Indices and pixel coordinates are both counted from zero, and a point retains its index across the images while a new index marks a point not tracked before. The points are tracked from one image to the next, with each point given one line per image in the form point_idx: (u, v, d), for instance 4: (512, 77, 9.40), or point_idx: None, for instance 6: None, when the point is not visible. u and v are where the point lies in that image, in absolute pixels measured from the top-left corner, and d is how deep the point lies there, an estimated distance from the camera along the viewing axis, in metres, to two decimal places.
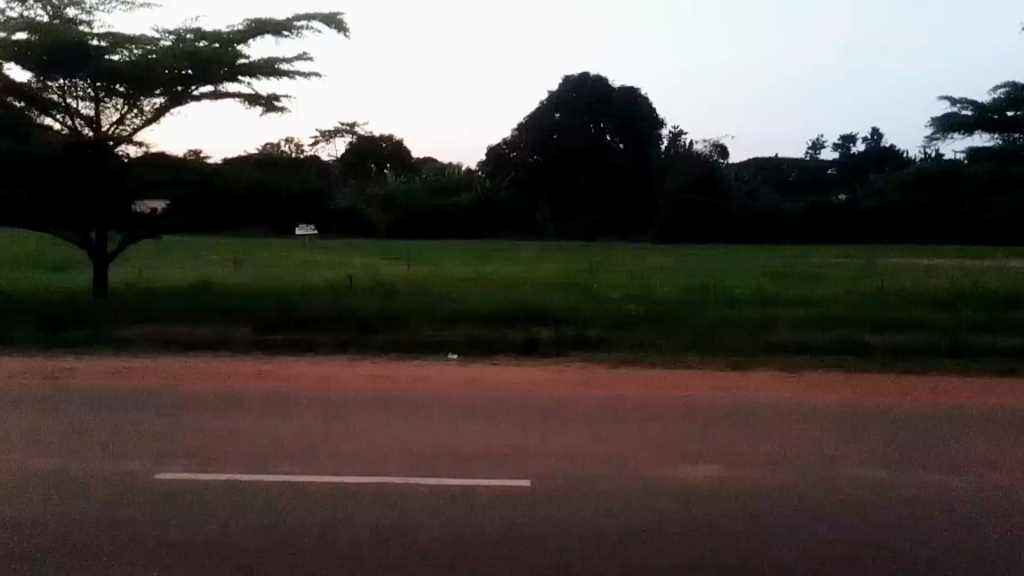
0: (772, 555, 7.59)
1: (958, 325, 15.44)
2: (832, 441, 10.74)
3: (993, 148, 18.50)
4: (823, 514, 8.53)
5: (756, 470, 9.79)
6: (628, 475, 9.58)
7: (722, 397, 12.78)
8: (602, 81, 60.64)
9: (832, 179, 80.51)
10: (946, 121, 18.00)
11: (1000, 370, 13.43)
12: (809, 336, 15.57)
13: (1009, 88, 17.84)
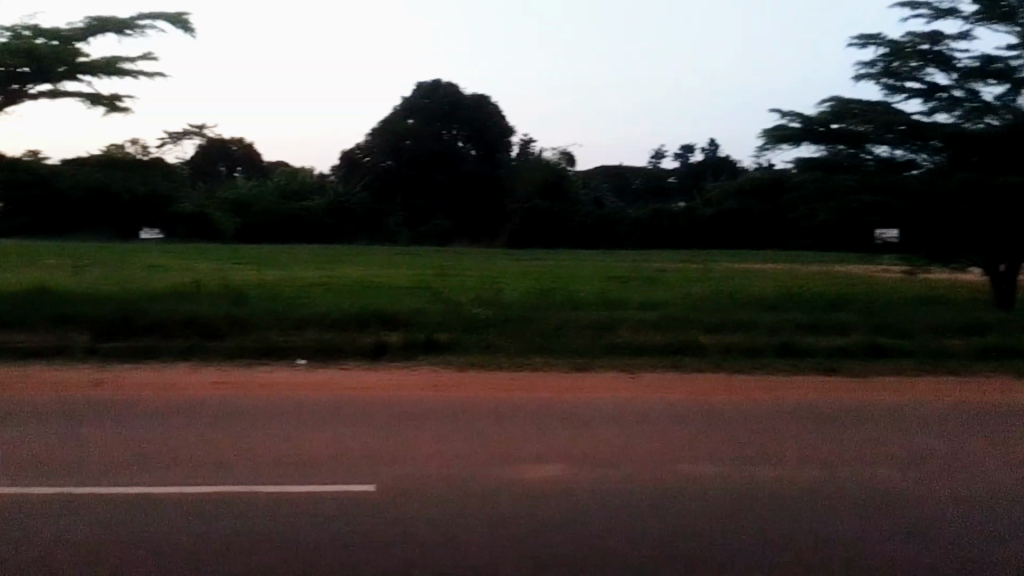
0: (624, 532, 7.34)
1: (784, 328, 15.39)
2: (680, 427, 10.35)
3: (819, 160, 18.71)
4: (686, 470, 8.82)
5: (599, 462, 9.17)
6: (468, 478, 8.75)
7: (564, 395, 12.13)
8: (453, 88, 67.01)
9: (674, 187, 81.72)
10: (776, 131, 18.80)
11: (821, 369, 13.06)
12: (654, 335, 15.38)
13: (834, 102, 18.31)
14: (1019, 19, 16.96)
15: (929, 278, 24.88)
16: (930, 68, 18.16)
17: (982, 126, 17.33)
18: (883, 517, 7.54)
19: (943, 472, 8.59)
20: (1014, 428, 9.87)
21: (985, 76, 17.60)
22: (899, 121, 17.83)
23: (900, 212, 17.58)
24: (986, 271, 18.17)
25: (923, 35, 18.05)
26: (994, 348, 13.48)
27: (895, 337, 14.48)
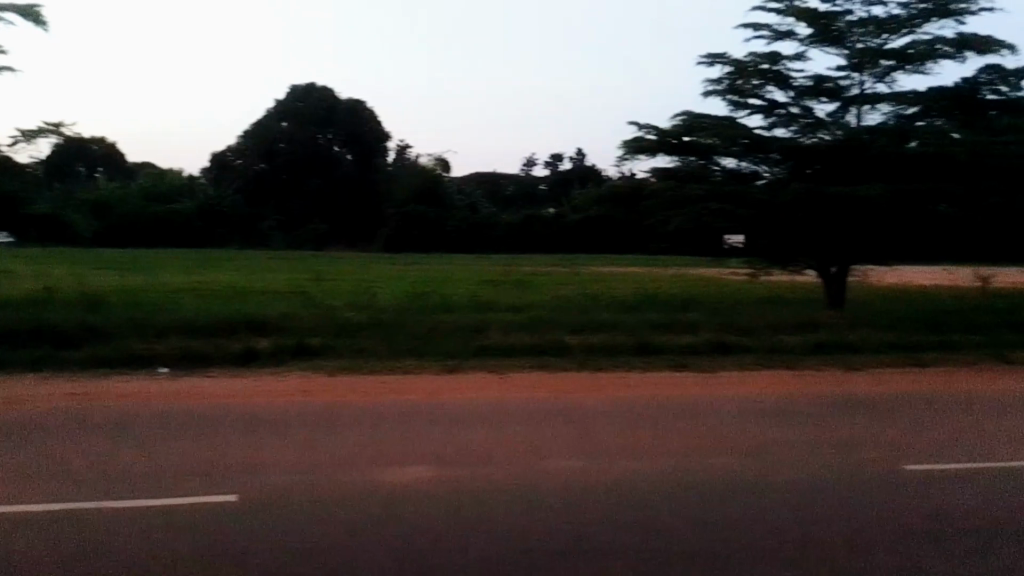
0: (489, 523, 7.58)
1: (646, 328, 16.26)
2: (547, 424, 10.78)
3: (673, 169, 19.86)
4: (548, 465, 9.19)
5: (468, 460, 9.39)
6: (338, 479, 8.78)
7: (435, 397, 12.41)
8: (327, 91, 66.09)
9: (544, 194, 83.68)
10: (634, 142, 19.77)
11: (676, 365, 14.00)
12: (521, 337, 15.91)
13: (686, 115, 19.48)
14: (847, 43, 18.67)
15: (776, 280, 26.85)
16: (770, 86, 19.68)
17: (815, 141, 18.71)
18: (724, 499, 8.15)
19: (778, 457, 9.35)
20: (839, 414, 10.90)
21: (818, 94, 19.21)
22: (743, 135, 18.96)
23: (746, 218, 18.80)
24: (820, 272, 19.80)
25: (763, 55, 19.53)
26: (824, 344, 14.81)
27: (740, 335, 15.59)
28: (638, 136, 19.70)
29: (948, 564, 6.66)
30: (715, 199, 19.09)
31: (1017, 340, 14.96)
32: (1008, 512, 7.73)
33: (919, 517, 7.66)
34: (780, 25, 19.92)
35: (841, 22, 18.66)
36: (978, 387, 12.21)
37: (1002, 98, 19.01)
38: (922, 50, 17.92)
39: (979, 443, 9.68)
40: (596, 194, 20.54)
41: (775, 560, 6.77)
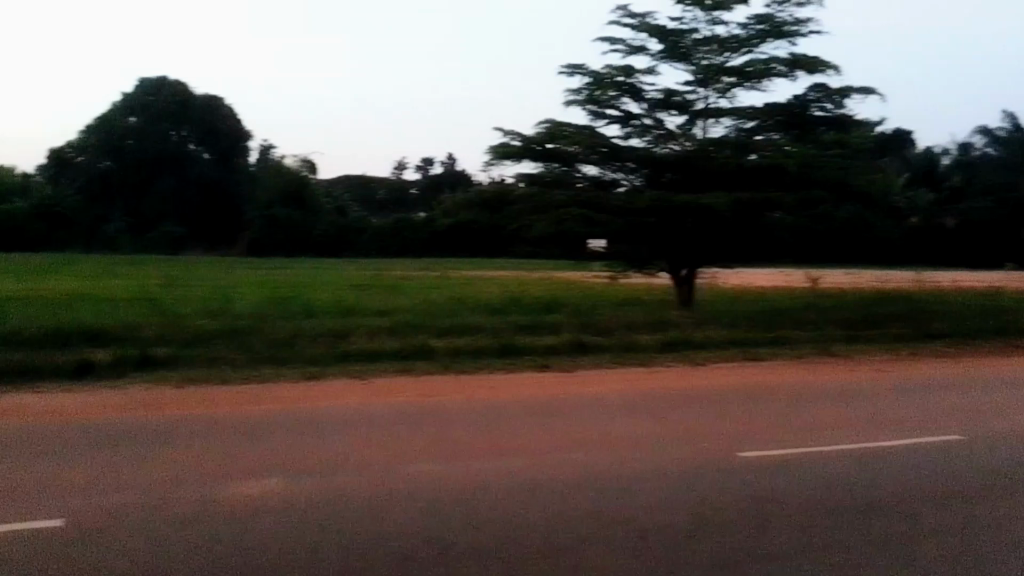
0: (335, 534, 7.54)
1: (509, 330, 16.64)
2: (405, 430, 10.82)
3: (537, 175, 20.35)
4: (405, 471, 9.27)
5: (321, 471, 9.29)
6: (182, 496, 8.49)
7: (294, 406, 12.23)
8: (180, 87, 64.11)
9: (415, 199, 83.51)
10: (500, 148, 20.13)
11: (538, 365, 14.40)
12: (387, 341, 15.92)
13: (549, 123, 20.03)
14: (694, 59, 19.78)
15: (637, 282, 28.02)
16: (625, 97, 20.58)
17: (666, 151, 19.69)
18: (571, 494, 8.49)
19: (626, 451, 9.82)
20: (683, 408, 11.55)
21: (669, 107, 20.21)
22: (602, 144, 19.66)
23: (604, 224, 19.51)
24: (670, 274, 20.82)
25: (619, 68, 20.37)
26: (674, 342, 15.63)
27: (598, 335, 16.21)
28: (504, 143, 20.06)
29: (768, 549, 7.16)
30: (576, 206, 19.68)
31: (842, 335, 16.30)
32: (825, 496, 8.38)
33: (744, 503, 8.25)
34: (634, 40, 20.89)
35: (688, 40, 19.84)
36: (804, 378, 13.25)
37: (829, 115, 20.00)
38: (759, 68, 19.17)
39: (802, 430, 10.50)
40: (464, 199, 20.77)
41: (612, 553, 7.08)
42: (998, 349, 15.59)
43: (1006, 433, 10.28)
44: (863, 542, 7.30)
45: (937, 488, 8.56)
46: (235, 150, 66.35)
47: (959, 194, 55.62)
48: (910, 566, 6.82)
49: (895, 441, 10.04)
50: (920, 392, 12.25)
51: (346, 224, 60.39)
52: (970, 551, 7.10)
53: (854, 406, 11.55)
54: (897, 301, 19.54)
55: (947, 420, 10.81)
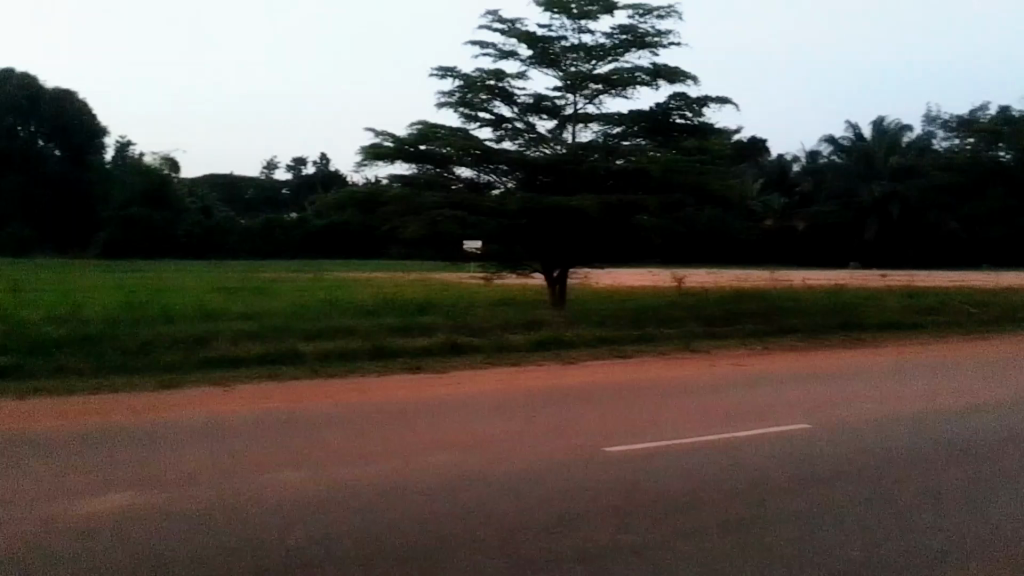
0: (186, 550, 7.26)
1: (380, 332, 16.53)
2: (265, 438, 10.56)
3: (409, 177, 20.45)
4: (265, 481, 9.04)
5: (174, 485, 8.92)
6: (16, 517, 7.95)
7: (148, 417, 11.70)
8: (29, 80, 60.86)
9: (286, 200, 81.56)
10: (372, 148, 19.96)
11: (410, 367, 14.37)
12: (253, 345, 15.49)
13: (420, 124, 20.00)
14: (562, 65, 20.30)
15: (510, 283, 28.41)
16: (497, 101, 20.83)
17: (538, 154, 20.04)
18: (435, 498, 8.51)
19: (492, 451, 9.94)
20: (549, 406, 11.83)
21: (538, 111, 20.60)
22: (474, 146, 19.78)
23: (477, 225, 19.64)
24: (543, 275, 21.19)
25: (489, 72, 20.57)
26: (544, 341, 15.95)
27: (469, 336, 16.34)
28: (376, 143, 19.91)
29: (626, 542, 7.44)
30: (450, 207, 19.73)
31: (701, 331, 17.08)
32: (678, 488, 8.79)
33: (602, 498, 8.51)
34: (504, 46, 21.19)
35: (557, 47, 20.32)
36: (662, 373, 13.84)
37: (689, 123, 20.90)
38: (624, 76, 19.80)
39: (660, 424, 10.94)
40: (335, 199, 20.44)
41: (474, 554, 7.18)
42: (842, 342, 16.74)
43: (843, 421, 11.07)
44: (710, 532, 7.67)
45: (779, 476, 9.11)
46: (87, 145, 63.14)
47: (807, 201, 64.68)
48: (753, 553, 7.23)
49: (744, 432, 10.61)
50: (768, 385, 12.99)
51: (212, 226, 58.73)
52: (808, 535, 7.60)
53: (708, 399, 12.14)
54: (754, 299, 20.63)
55: (792, 410, 11.56)
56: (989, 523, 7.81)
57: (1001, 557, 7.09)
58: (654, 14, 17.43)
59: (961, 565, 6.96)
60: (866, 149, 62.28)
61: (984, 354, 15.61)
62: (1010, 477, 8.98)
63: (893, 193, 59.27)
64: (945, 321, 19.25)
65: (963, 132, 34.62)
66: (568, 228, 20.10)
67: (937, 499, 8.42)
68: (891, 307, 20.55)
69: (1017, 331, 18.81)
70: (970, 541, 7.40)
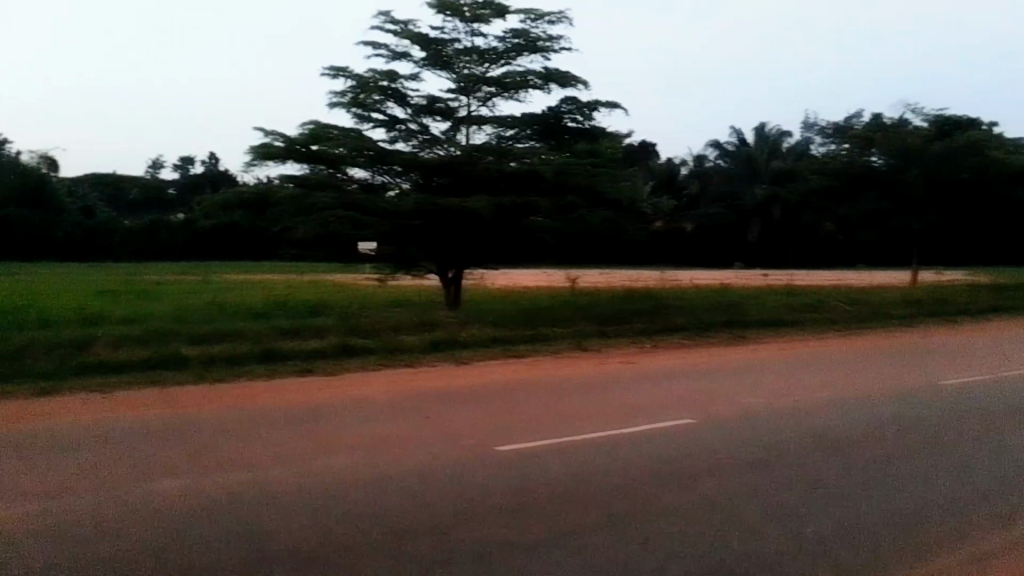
0: (54, 563, 6.93)
1: (268, 334, 16.19)
2: (142, 446, 10.17)
3: (301, 177, 20.11)
4: (143, 490, 8.71)
5: (41, 496, 8.48)
6: None
7: (14, 426, 11.08)
8: None
9: (173, 200, 78.55)
10: (261, 148, 19.52)
11: (300, 370, 14.12)
12: (134, 350, 14.87)
13: (312, 124, 19.70)
14: (455, 68, 20.36)
15: (407, 284, 28.30)
16: (390, 102, 20.72)
17: (432, 155, 20.04)
18: (320, 504, 8.37)
19: (380, 455, 9.86)
20: (443, 407, 11.85)
21: (432, 113, 20.59)
22: (368, 147, 19.65)
23: (370, 226, 19.51)
24: (438, 276, 21.20)
25: (382, 73, 20.45)
26: (439, 341, 15.98)
27: (363, 338, 16.18)
28: (266, 143, 19.51)
29: (515, 541, 7.54)
30: (342, 208, 19.50)
31: (592, 331, 17.43)
32: (564, 486, 8.95)
33: (489, 499, 8.56)
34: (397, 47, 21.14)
35: (449, 49, 20.40)
36: (553, 373, 14.06)
37: (580, 126, 21.29)
38: (516, 79, 20.04)
39: (550, 423, 11.13)
40: (223, 199, 19.88)
41: (360, 557, 7.15)
42: (726, 340, 17.41)
43: (725, 415, 11.51)
44: (594, 530, 7.81)
45: (660, 471, 9.39)
46: None
47: (694, 202, 66.84)
48: (637, 548, 7.42)
49: (629, 429, 10.90)
50: (654, 382, 13.40)
51: (93, 227, 57.25)
52: (688, 528, 7.86)
53: (599, 397, 12.42)
54: (645, 298, 21.22)
55: (677, 406, 11.96)
56: (854, 512, 8.23)
57: (863, 545, 7.49)
58: (544, 19, 17.69)
59: (827, 553, 7.31)
60: (747, 153, 65.33)
61: (852, 349, 16.53)
62: (872, 466, 9.52)
63: (774, 197, 62.61)
64: (823, 319, 20.24)
65: (839, 139, 36.24)
66: (463, 229, 20.18)
67: (807, 490, 8.82)
68: (774, 306, 21.45)
69: (886, 327, 19.97)
70: (842, 529, 7.84)
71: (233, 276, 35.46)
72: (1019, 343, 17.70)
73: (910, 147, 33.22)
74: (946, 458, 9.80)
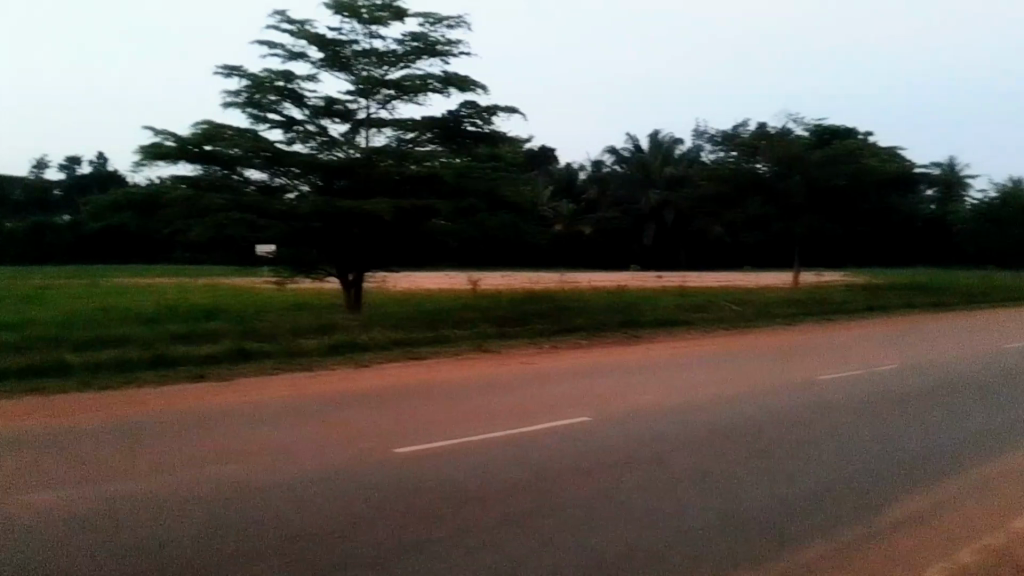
0: None
1: (160, 339, 15.73)
2: (16, 456, 9.73)
3: (193, 178, 19.59)
4: (18, 501, 8.35)
5: None
6: None
7: None
8: None
9: (59, 201, 74.69)
10: (151, 148, 18.94)
11: (192, 376, 13.76)
12: (14, 357, 14.18)
13: (205, 124, 19.27)
14: (353, 69, 20.28)
15: (308, 288, 27.91)
16: (287, 103, 20.45)
17: (331, 158, 19.89)
18: (211, 512, 8.18)
19: (274, 460, 9.74)
20: (342, 410, 11.78)
21: (330, 114, 20.41)
22: (264, 148, 19.36)
23: (267, 228, 19.19)
24: (338, 278, 21.09)
25: (277, 73, 20.16)
26: (338, 344, 15.88)
27: (259, 341, 15.94)
28: (156, 143, 18.92)
29: (411, 540, 7.60)
30: (237, 210, 19.10)
31: (492, 331, 17.66)
32: (458, 485, 9.06)
33: (385, 503, 8.53)
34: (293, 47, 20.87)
35: (347, 50, 20.31)
36: (451, 374, 14.17)
37: (479, 130, 21.39)
38: (415, 83, 20.09)
39: (447, 423, 11.23)
40: (111, 200, 19.17)
41: (253, 562, 7.09)
42: (622, 339, 17.95)
43: (618, 412, 11.83)
44: (491, 528, 7.91)
45: (552, 467, 9.62)
46: None
47: (592, 207, 67.71)
48: (534, 544, 7.58)
49: (523, 428, 11.10)
50: (551, 381, 13.67)
51: None
52: (579, 522, 8.08)
53: (497, 398, 12.57)
54: (544, 299, 21.62)
55: (572, 404, 12.25)
56: (742, 504, 8.59)
57: (753, 537, 7.82)
58: (443, 23, 17.83)
59: (713, 542, 7.67)
60: (640, 158, 66.54)
61: (738, 347, 17.29)
62: (755, 458, 9.97)
63: (666, 202, 65.28)
64: (714, 318, 21.10)
65: (728, 145, 37.75)
66: (364, 232, 20.06)
67: (698, 483, 9.16)
68: (668, 306, 22.22)
69: (770, 325, 21.05)
70: (729, 519, 8.21)
71: (123, 280, 34.03)
72: (884, 338, 18.97)
73: (795, 153, 34.81)
74: (821, 447, 10.38)
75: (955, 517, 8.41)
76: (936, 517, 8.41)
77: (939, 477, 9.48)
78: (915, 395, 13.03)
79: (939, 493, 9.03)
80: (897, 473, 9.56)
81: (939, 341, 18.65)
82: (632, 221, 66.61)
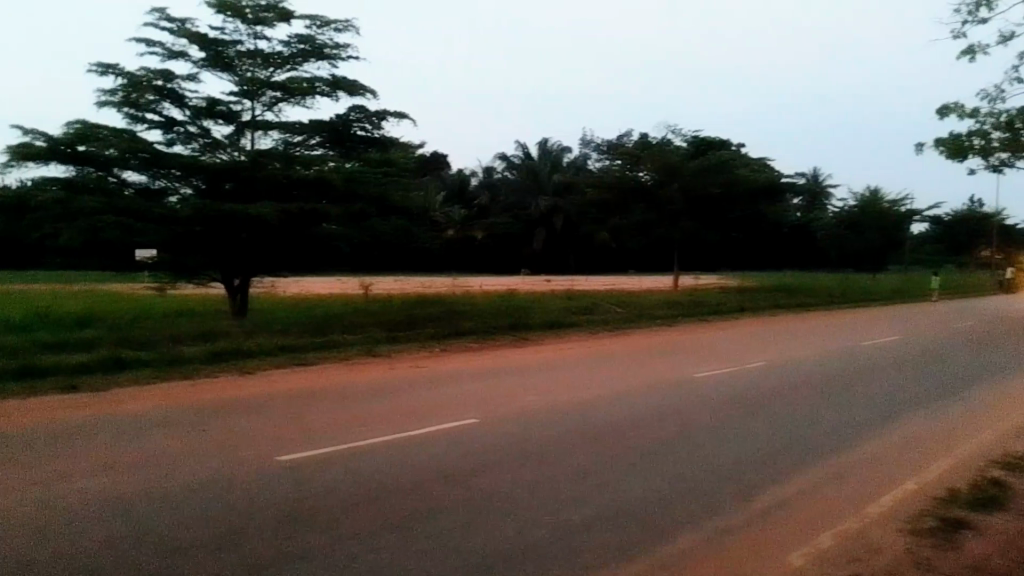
0: None
1: (27, 349, 14.95)
2: None
3: (65, 180, 18.72)
4: None
5: None
6: None
7: None
8: None
9: None
10: (19, 148, 18.04)
11: (62, 388, 13.08)
12: None
13: (77, 124, 18.47)
14: (237, 70, 19.89)
15: (193, 295, 27.01)
16: (167, 103, 19.83)
17: (214, 160, 19.41)
18: (76, 528, 7.79)
19: (144, 470, 9.44)
20: (227, 418, 11.54)
21: (213, 116, 19.92)
22: (142, 149, 18.72)
23: (144, 232, 18.51)
24: (224, 284, 20.54)
25: (156, 72, 19.54)
26: (221, 351, 15.51)
27: (137, 349, 15.36)
28: (23, 143, 18.03)
29: (288, 546, 7.52)
30: (112, 212, 18.30)
31: (383, 336, 17.61)
32: (337, 489, 9.02)
33: (263, 512, 8.35)
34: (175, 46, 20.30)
35: (230, 51, 19.88)
36: (335, 379, 14.08)
37: (369, 135, 21.36)
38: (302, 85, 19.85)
39: (333, 429, 11.15)
40: None
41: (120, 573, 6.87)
42: (511, 341, 18.22)
43: (502, 413, 12.04)
44: (370, 531, 7.91)
45: (434, 469, 9.70)
46: None
47: (483, 211, 68.63)
48: (415, 545, 7.62)
49: (409, 431, 11.14)
50: (434, 383, 13.78)
51: None
52: (458, 522, 8.17)
53: (381, 402, 12.54)
54: (436, 304, 21.69)
55: (456, 406, 12.37)
56: (620, 500, 8.85)
57: (626, 530, 8.09)
58: (331, 27, 17.72)
59: (588, 537, 7.90)
60: (531, 166, 67.51)
61: (620, 347, 17.82)
62: (631, 455, 10.29)
63: (556, 208, 66.40)
64: (601, 320, 21.75)
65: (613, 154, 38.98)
66: (252, 236, 19.77)
67: (576, 481, 9.38)
68: (557, 309, 22.75)
69: (652, 326, 21.88)
70: (604, 514, 8.47)
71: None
72: (754, 337, 19.97)
73: (681, 163, 36.25)
74: (692, 441, 10.86)
75: (814, 505, 8.92)
76: (798, 505, 8.89)
77: (800, 467, 10.05)
78: (777, 389, 13.80)
79: (800, 483, 9.55)
80: (764, 465, 10.07)
81: (802, 338, 19.81)
82: (524, 228, 66.97)
